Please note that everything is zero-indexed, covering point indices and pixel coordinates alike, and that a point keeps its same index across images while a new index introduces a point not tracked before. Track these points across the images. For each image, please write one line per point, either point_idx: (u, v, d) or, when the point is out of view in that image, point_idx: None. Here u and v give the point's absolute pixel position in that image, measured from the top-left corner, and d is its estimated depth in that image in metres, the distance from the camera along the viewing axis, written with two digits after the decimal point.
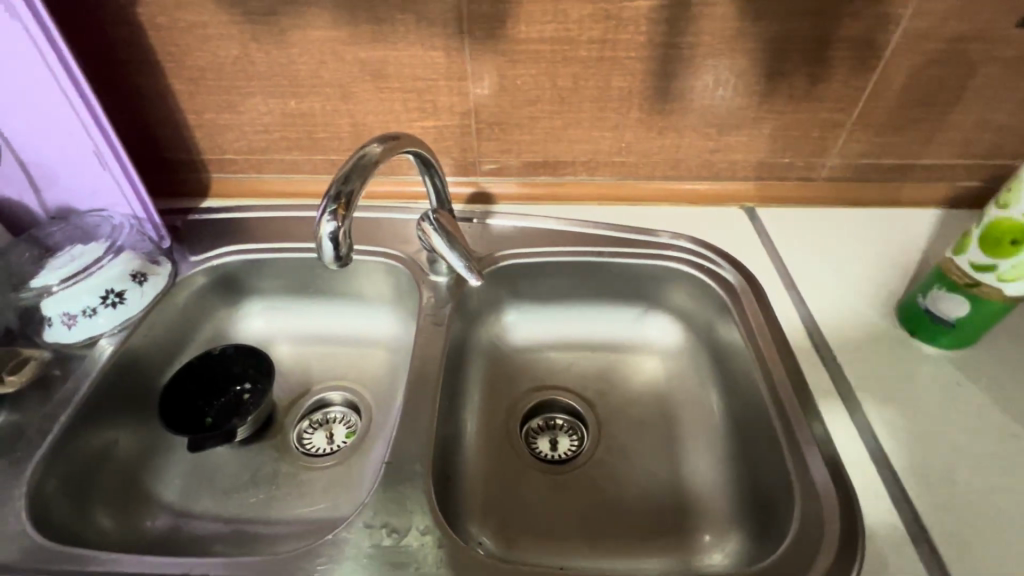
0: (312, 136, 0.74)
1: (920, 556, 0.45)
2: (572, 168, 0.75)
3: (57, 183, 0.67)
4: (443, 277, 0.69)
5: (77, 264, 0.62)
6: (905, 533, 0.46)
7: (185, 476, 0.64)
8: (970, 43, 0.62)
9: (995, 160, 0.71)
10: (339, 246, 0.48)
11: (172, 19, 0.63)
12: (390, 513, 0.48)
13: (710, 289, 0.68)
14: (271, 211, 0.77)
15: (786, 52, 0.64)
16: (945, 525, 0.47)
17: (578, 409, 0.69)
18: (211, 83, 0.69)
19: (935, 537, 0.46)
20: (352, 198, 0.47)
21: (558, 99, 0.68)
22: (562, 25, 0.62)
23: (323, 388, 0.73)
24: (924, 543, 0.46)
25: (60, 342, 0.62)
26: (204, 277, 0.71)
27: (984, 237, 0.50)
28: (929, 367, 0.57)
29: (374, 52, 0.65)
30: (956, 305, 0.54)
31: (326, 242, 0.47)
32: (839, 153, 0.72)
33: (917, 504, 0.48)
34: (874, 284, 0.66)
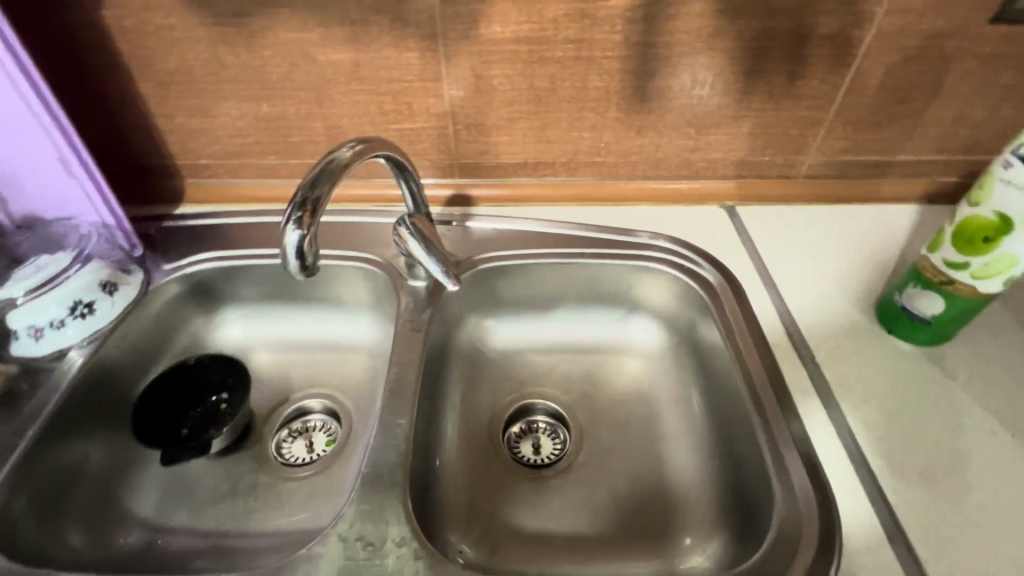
0: (287, 139, 0.72)
1: (896, 554, 0.45)
2: (552, 169, 0.75)
3: (22, 191, 0.65)
4: (421, 282, 0.68)
5: (44, 274, 0.60)
6: (882, 531, 0.47)
7: (159, 490, 0.62)
8: (944, 39, 0.62)
9: (970, 156, 0.72)
10: (305, 254, 0.47)
11: (138, 22, 0.62)
12: (366, 524, 0.47)
13: (691, 289, 0.67)
14: (247, 216, 0.76)
15: (763, 51, 0.63)
16: (923, 522, 0.47)
17: (561, 412, 0.69)
18: (182, 86, 0.67)
19: (911, 535, 0.46)
20: (318, 206, 0.46)
21: (536, 99, 0.68)
22: (538, 25, 0.61)
23: (302, 395, 0.72)
24: (900, 541, 0.46)
25: (27, 355, 0.60)
26: (178, 284, 0.70)
27: (959, 235, 0.50)
28: (906, 363, 0.57)
29: (347, 53, 0.64)
30: (932, 302, 0.54)
31: (291, 251, 0.46)
32: (818, 150, 0.72)
33: (894, 502, 0.48)
34: (853, 281, 0.66)
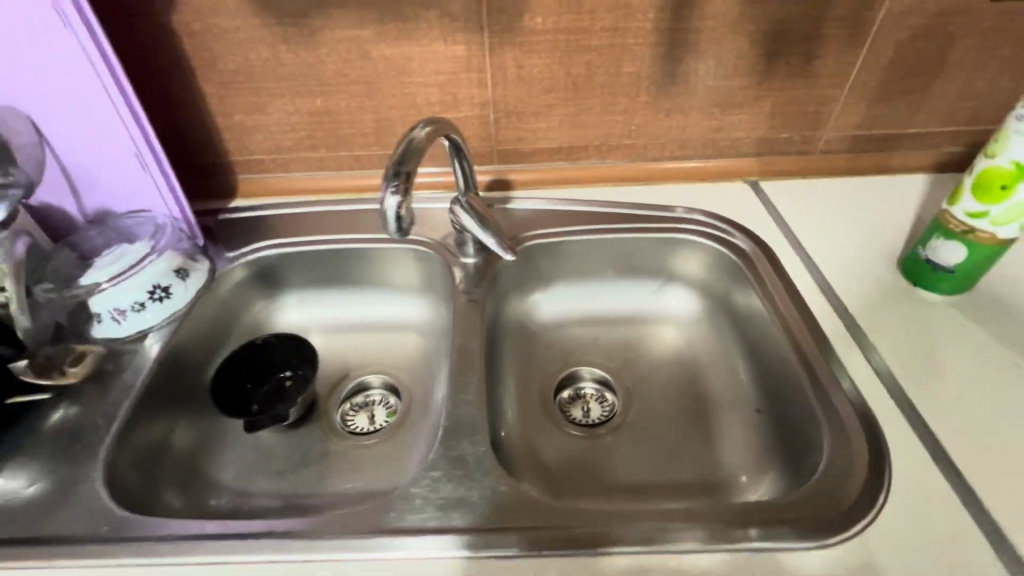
0: (338, 132, 0.77)
1: (943, 473, 0.50)
2: (585, 154, 0.80)
3: (96, 187, 0.69)
4: (471, 259, 0.73)
5: (125, 261, 0.65)
6: (928, 454, 0.51)
7: (240, 458, 0.66)
8: (949, 16, 0.68)
9: (975, 126, 0.77)
10: (402, 218, 0.51)
11: (205, 25, 0.67)
12: (453, 470, 0.51)
13: (726, 257, 0.72)
14: (300, 207, 0.81)
15: (783, 34, 0.69)
16: (964, 445, 0.51)
17: (607, 377, 0.74)
18: (241, 85, 0.72)
19: (955, 457, 0.51)
20: (412, 175, 0.51)
21: (572, 86, 0.73)
22: (576, 16, 0.66)
23: (361, 372, 0.76)
24: (945, 462, 0.50)
25: (111, 338, 0.65)
26: (243, 269, 0.74)
27: (977, 184, 0.55)
28: (932, 311, 0.62)
29: (399, 48, 0.69)
30: (955, 252, 0.59)
31: (393, 216, 0.50)
32: (833, 126, 0.78)
33: (937, 429, 0.52)
34: (875, 243, 0.71)
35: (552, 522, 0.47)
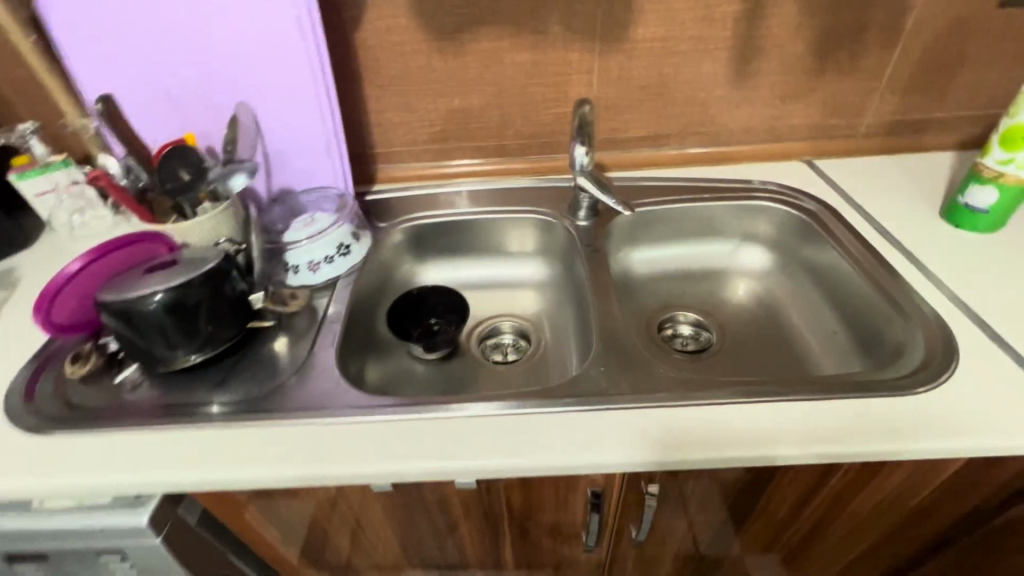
0: (467, 127, 0.94)
1: (1008, 353, 0.63)
2: (668, 140, 0.96)
3: (286, 169, 0.86)
4: (584, 221, 0.89)
5: (319, 225, 0.81)
6: (993, 341, 0.64)
7: (414, 380, 0.82)
8: (967, 20, 0.85)
9: (992, 109, 0.94)
10: (585, 162, 0.82)
11: (378, 41, 0.84)
12: (614, 363, 0.66)
13: (795, 218, 0.88)
14: (433, 189, 0.97)
15: (835, 38, 0.86)
16: (1020, 335, 0.65)
17: (701, 319, 0.89)
18: (396, 88, 0.89)
19: (1014, 343, 0.64)
20: (593, 136, 0.80)
21: (661, 83, 0.90)
22: (670, 27, 0.84)
23: (495, 319, 0.92)
24: (1007, 346, 0.64)
25: (307, 284, 0.80)
26: (400, 235, 0.91)
27: (1005, 138, 0.71)
28: (976, 246, 0.77)
29: (528, 55, 0.87)
30: (989, 195, 0.75)
31: (579, 160, 0.82)
32: (874, 112, 0.94)
33: (998, 325, 0.66)
34: (919, 201, 0.87)
35: (701, 387, 0.61)
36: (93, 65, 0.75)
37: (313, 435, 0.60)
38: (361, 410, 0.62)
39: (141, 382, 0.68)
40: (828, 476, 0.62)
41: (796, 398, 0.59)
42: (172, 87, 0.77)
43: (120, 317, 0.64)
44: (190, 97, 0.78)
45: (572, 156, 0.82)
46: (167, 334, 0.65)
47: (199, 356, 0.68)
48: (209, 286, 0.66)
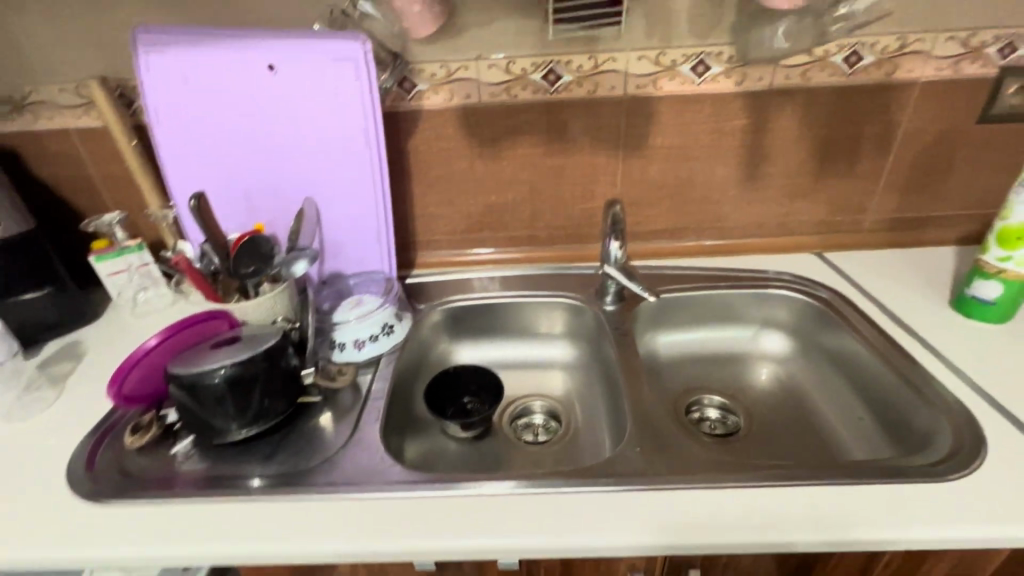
0: (502, 220, 1.03)
1: None
2: (685, 233, 1.04)
3: (338, 254, 0.94)
4: (611, 306, 0.95)
5: (365, 306, 0.87)
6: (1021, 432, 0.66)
7: (449, 458, 0.84)
8: (953, 134, 0.95)
9: (985, 209, 1.02)
10: (619, 256, 0.90)
11: (426, 146, 0.95)
12: (648, 443, 0.68)
13: (809, 306, 0.93)
14: (467, 274, 1.05)
15: (835, 148, 0.96)
16: None
17: (726, 402, 0.93)
18: (439, 186, 0.99)
19: None
20: (625, 232, 0.88)
21: (678, 184, 0.99)
22: (685, 137, 0.95)
23: (525, 399, 0.95)
24: None
25: (351, 360, 0.85)
26: (438, 316, 0.97)
27: (1000, 238, 0.77)
28: (989, 337, 0.81)
29: (558, 159, 0.97)
30: (995, 289, 0.80)
31: (611, 255, 0.90)
32: (875, 211, 1.02)
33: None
34: (928, 292, 0.92)
35: (736, 468, 0.63)
36: (181, 166, 0.86)
37: (358, 510, 0.62)
38: (406, 485, 0.64)
39: (192, 454, 0.72)
40: (870, 568, 0.61)
41: (830, 481, 0.60)
42: (249, 185, 0.88)
43: (186, 389, 0.69)
44: (263, 194, 0.89)
45: (606, 249, 0.90)
46: (225, 406, 0.70)
47: (251, 430, 0.72)
48: (268, 364, 0.71)
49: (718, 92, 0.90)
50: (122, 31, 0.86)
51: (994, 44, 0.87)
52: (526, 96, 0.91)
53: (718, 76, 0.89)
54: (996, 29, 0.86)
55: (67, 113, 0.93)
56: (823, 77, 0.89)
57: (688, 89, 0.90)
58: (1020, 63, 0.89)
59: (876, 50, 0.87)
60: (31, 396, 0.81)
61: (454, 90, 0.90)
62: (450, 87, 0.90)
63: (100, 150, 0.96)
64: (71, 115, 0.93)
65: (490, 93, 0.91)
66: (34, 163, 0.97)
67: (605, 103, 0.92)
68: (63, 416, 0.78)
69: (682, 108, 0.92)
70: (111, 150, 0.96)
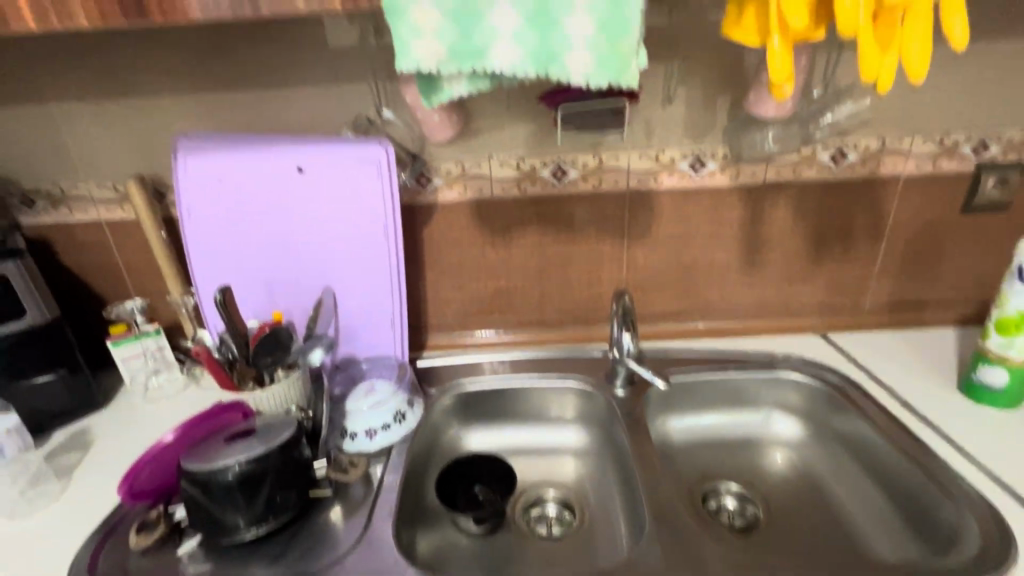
0: (511, 303, 1.06)
1: None
2: (690, 316, 1.07)
3: (351, 340, 0.96)
4: (620, 390, 0.96)
5: (378, 394, 0.87)
6: None
7: (461, 556, 0.82)
8: (939, 222, 1.00)
9: (979, 292, 1.05)
10: (630, 345, 0.92)
11: (439, 235, 1.00)
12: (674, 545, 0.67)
13: (818, 391, 0.94)
14: (477, 356, 1.05)
15: (829, 236, 1.01)
16: None
17: (743, 491, 0.91)
18: (450, 272, 1.03)
19: None
20: (635, 321, 0.91)
21: (681, 269, 1.03)
22: (685, 226, 1.00)
23: (537, 489, 0.94)
24: None
25: (362, 450, 0.84)
26: (449, 400, 0.97)
27: (998, 326, 0.80)
28: (1001, 422, 0.82)
29: (565, 246, 1.02)
30: (1000, 375, 0.82)
31: (622, 344, 0.92)
32: (873, 294, 1.06)
33: None
34: (935, 376, 0.93)
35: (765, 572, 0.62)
36: (206, 256, 0.90)
37: None
38: None
39: (197, 553, 0.70)
40: None
41: None
42: (270, 276, 0.91)
43: (199, 486, 0.68)
44: (282, 284, 0.92)
45: (618, 338, 0.92)
46: (236, 501, 0.68)
47: (259, 527, 0.70)
48: (283, 457, 0.71)
49: (715, 187, 0.96)
50: (161, 136, 0.93)
51: (967, 144, 0.94)
52: (534, 190, 0.97)
53: (714, 172, 0.95)
54: (967, 131, 0.93)
55: (100, 207, 0.98)
56: (812, 173, 0.96)
57: (687, 184, 0.96)
58: (994, 159, 0.96)
59: (858, 149, 0.94)
60: (35, 490, 0.80)
61: (468, 185, 0.96)
62: (464, 183, 0.96)
63: (128, 240, 1.01)
64: (104, 208, 0.98)
65: (501, 187, 0.97)
66: (64, 252, 1.01)
67: (609, 196, 0.97)
68: (70, 515, 0.76)
69: (681, 200, 0.98)
70: (139, 241, 1.01)
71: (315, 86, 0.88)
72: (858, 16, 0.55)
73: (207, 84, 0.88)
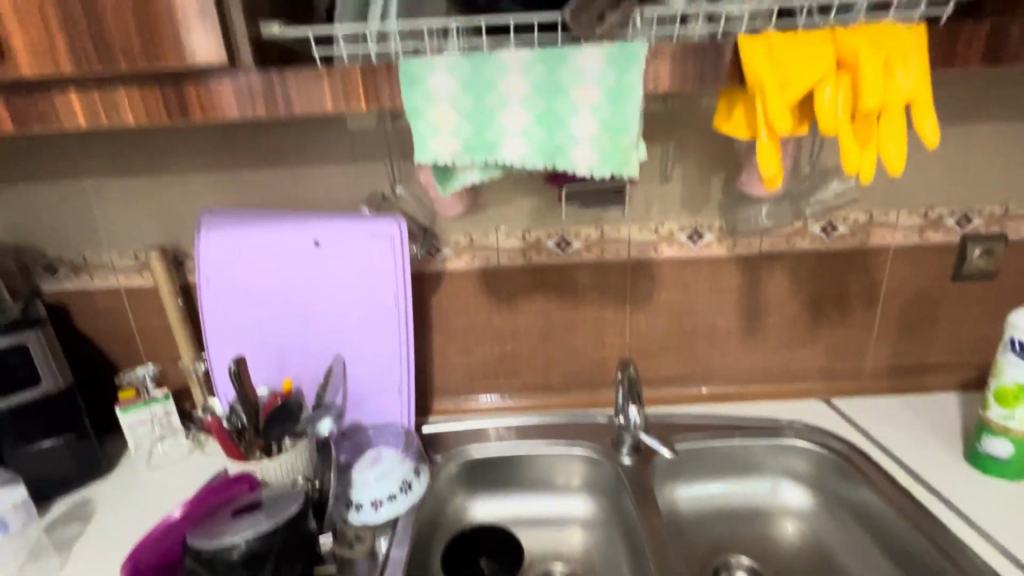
0: (516, 368, 1.07)
1: None
2: (694, 380, 1.08)
3: (359, 406, 0.97)
4: (628, 458, 0.95)
5: (384, 463, 0.86)
6: None
7: None
8: (932, 290, 1.03)
9: (977, 356, 1.07)
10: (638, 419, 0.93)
11: (447, 302, 1.03)
12: None
13: (825, 459, 0.94)
14: (484, 421, 1.06)
15: (826, 303, 1.04)
16: None
17: (755, 565, 0.90)
18: (458, 337, 1.05)
19: None
20: (642, 396, 0.92)
21: (684, 335, 1.05)
22: (686, 293, 1.03)
23: (545, 562, 0.94)
24: None
25: (367, 522, 0.84)
26: (455, 467, 0.97)
27: (997, 397, 0.81)
28: (1012, 495, 0.82)
29: (570, 313, 1.04)
30: (1004, 446, 0.83)
31: (630, 418, 0.92)
32: (873, 359, 1.07)
33: None
34: (941, 445, 0.94)
35: None
36: (221, 325, 0.93)
37: None
38: None
39: None
40: None
41: None
42: (281, 343, 0.94)
43: (205, 564, 0.67)
44: (293, 350, 0.94)
45: (625, 410, 0.93)
46: None
47: None
48: (291, 531, 0.71)
49: (713, 257, 1.01)
50: (185, 209, 0.98)
51: (951, 217, 0.99)
52: (540, 260, 1.01)
53: (712, 242, 1.00)
54: (950, 205, 0.98)
55: (120, 275, 1.02)
56: (805, 244, 1.00)
57: (686, 253, 1.00)
58: (978, 230, 1.00)
59: (848, 222, 0.99)
60: (35, 564, 0.82)
61: (476, 255, 1.00)
62: (472, 253, 1.00)
63: (144, 307, 1.03)
64: (124, 276, 1.02)
65: (507, 257, 1.01)
66: (81, 319, 1.04)
67: (611, 265, 1.01)
68: None
69: (681, 269, 1.01)
70: (155, 307, 1.04)
71: (334, 165, 0.94)
72: (837, 113, 0.60)
73: (232, 162, 0.94)
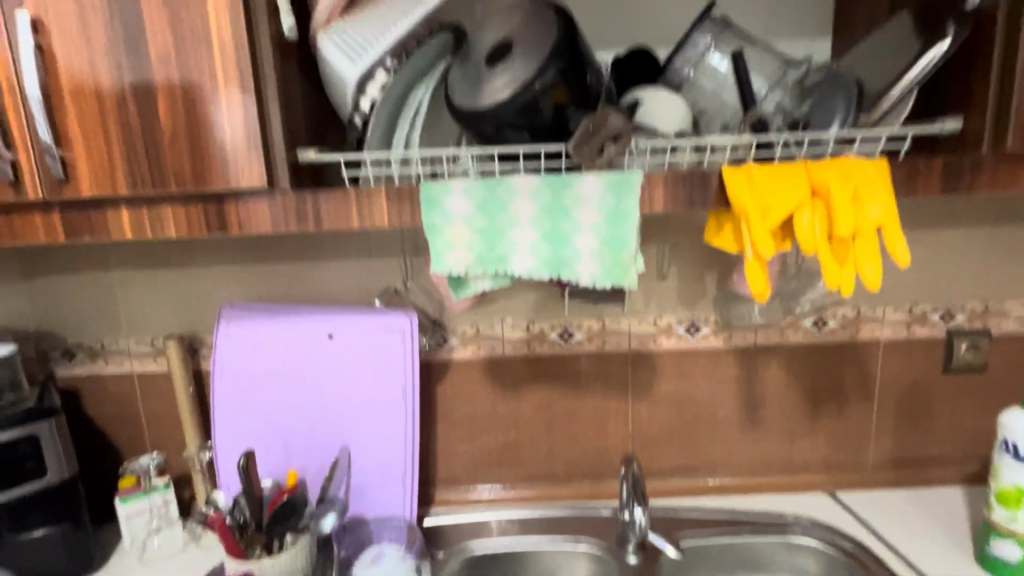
0: (520, 457, 1.08)
1: None
2: (698, 471, 1.08)
3: (361, 497, 0.96)
4: (634, 556, 0.94)
5: (386, 561, 0.86)
6: None
7: None
8: (924, 382, 1.06)
9: (976, 449, 1.08)
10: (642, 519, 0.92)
11: (452, 390, 1.05)
12: None
13: (835, 559, 0.93)
14: (487, 513, 1.05)
15: (823, 394, 1.06)
16: None
17: None
18: (462, 426, 1.06)
19: None
20: (644, 493, 0.91)
21: (685, 425, 1.07)
22: (686, 384, 1.06)
23: None
24: None
25: None
26: (457, 563, 0.96)
27: (1000, 498, 0.82)
28: None
29: (573, 402, 1.06)
30: (1013, 549, 0.82)
31: (635, 522, 0.92)
32: (874, 450, 1.08)
33: None
34: (950, 544, 0.93)
35: None
36: (232, 414, 0.95)
37: None
38: None
39: None
40: None
41: None
42: (288, 432, 0.95)
43: None
44: (298, 439, 0.95)
45: (631, 515, 0.92)
46: None
47: None
48: None
49: (710, 348, 1.04)
50: (205, 299, 1.02)
51: (935, 313, 1.04)
52: (543, 350, 1.04)
53: (708, 335, 1.04)
54: (933, 302, 1.04)
55: (135, 361, 1.05)
56: (798, 337, 1.04)
57: (684, 345, 1.04)
58: (962, 325, 1.05)
59: (837, 317, 1.04)
60: None
61: (481, 345, 1.04)
62: (478, 342, 1.04)
63: (155, 392, 1.05)
64: (138, 361, 1.05)
65: (512, 347, 1.04)
66: (92, 403, 1.05)
67: (612, 355, 1.05)
68: None
69: (680, 360, 1.05)
70: (166, 393, 1.05)
71: (351, 260, 1.00)
72: (815, 235, 0.67)
73: (255, 257, 1.00)
